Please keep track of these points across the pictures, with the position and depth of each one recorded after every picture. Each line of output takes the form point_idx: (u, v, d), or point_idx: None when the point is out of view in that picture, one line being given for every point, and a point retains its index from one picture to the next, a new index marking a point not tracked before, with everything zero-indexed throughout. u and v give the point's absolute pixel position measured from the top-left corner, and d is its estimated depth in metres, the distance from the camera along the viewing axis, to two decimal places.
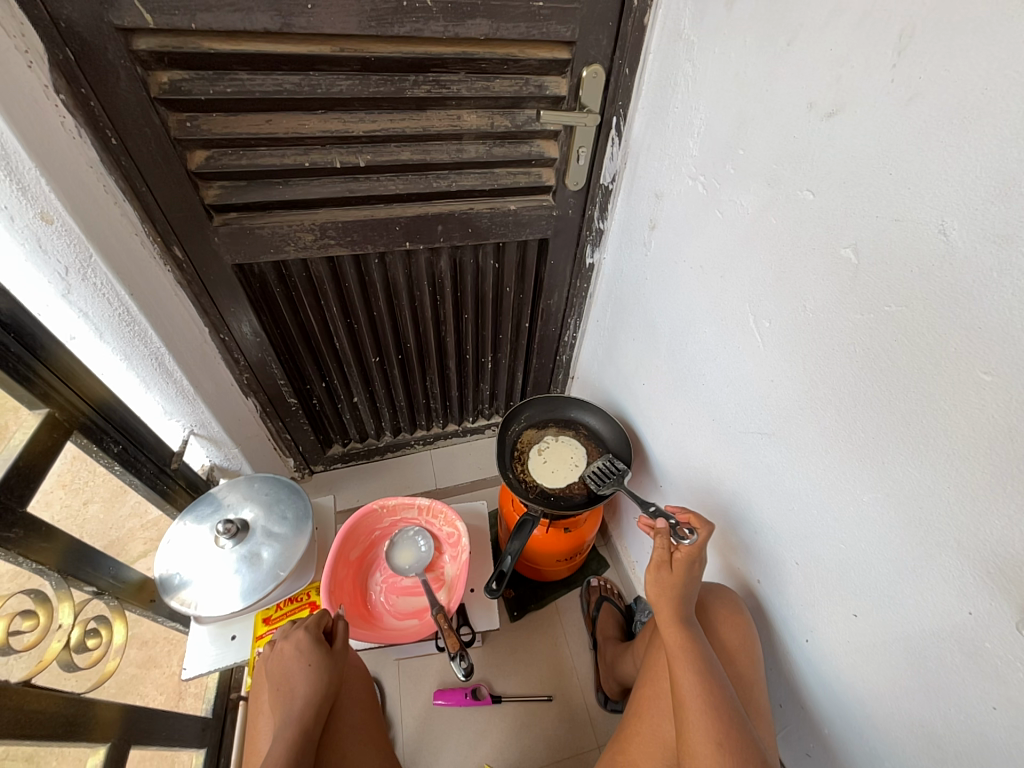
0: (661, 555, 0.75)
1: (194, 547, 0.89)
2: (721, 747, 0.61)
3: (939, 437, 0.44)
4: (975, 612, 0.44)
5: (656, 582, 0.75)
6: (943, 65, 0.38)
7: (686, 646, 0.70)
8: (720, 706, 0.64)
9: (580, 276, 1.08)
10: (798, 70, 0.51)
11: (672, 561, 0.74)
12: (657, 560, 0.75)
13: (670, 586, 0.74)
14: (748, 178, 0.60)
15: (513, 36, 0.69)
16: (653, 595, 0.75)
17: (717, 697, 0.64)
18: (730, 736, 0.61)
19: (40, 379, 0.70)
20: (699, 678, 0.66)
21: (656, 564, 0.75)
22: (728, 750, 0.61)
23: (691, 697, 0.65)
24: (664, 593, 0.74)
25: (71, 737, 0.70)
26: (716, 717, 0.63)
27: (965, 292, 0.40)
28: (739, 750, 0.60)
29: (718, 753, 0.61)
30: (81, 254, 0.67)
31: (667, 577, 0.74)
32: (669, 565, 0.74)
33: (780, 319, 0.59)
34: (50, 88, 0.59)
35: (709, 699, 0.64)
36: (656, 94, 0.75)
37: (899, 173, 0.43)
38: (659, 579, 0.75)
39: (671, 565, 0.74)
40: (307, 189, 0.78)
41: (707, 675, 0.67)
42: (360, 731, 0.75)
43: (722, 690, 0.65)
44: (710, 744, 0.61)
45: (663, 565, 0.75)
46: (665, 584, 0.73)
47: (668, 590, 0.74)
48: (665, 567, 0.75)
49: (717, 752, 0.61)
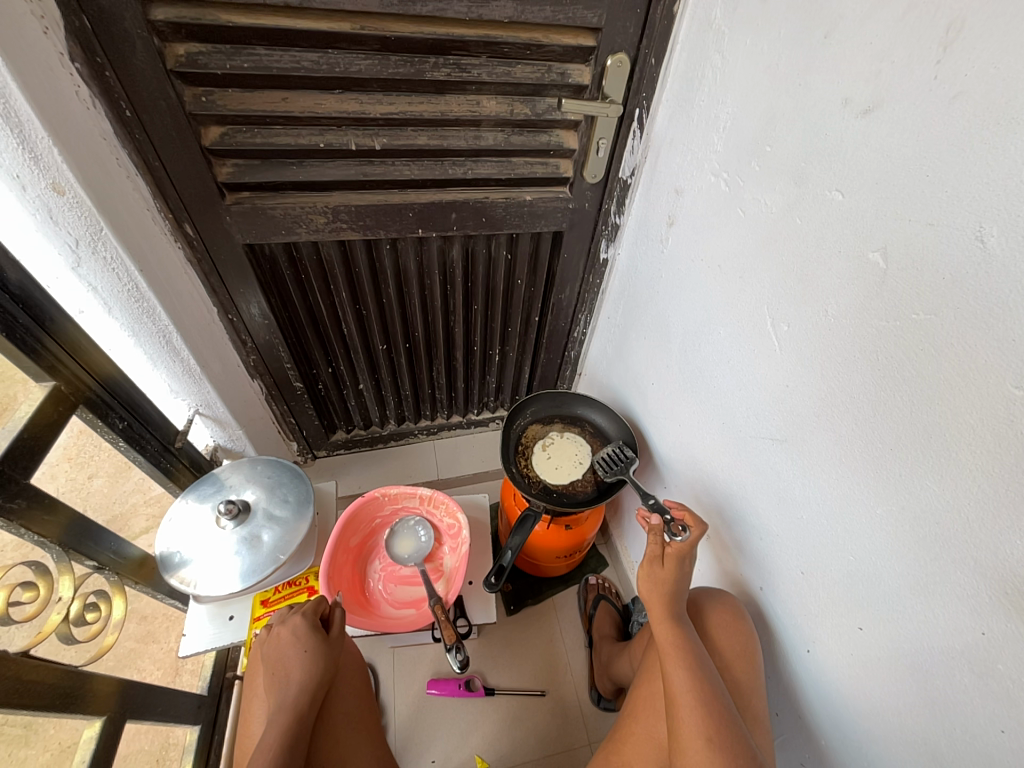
0: (654, 551, 0.76)
1: (195, 526, 0.89)
2: (710, 742, 0.60)
3: (961, 452, 0.43)
4: (988, 633, 0.43)
5: (648, 578, 0.75)
6: (992, 62, 0.36)
7: (678, 643, 0.69)
8: (711, 702, 0.63)
9: (593, 270, 1.07)
10: (834, 65, 0.49)
11: (664, 556, 0.75)
12: (649, 556, 0.76)
13: (662, 582, 0.74)
14: (774, 176, 0.58)
15: (538, 20, 0.67)
16: (647, 591, 0.75)
17: (708, 693, 0.64)
18: (721, 732, 0.61)
19: (48, 352, 0.69)
20: (690, 674, 0.66)
21: (648, 560, 0.76)
22: (718, 745, 0.60)
23: (682, 693, 0.65)
24: (657, 589, 0.74)
25: (67, 709, 0.70)
26: (707, 712, 0.62)
27: (1001, 304, 0.38)
28: (729, 746, 0.60)
29: (707, 748, 0.60)
30: (93, 227, 0.66)
31: (659, 572, 0.74)
32: (661, 560, 0.75)
33: (800, 323, 0.58)
34: (65, 57, 0.58)
35: (700, 694, 0.64)
36: (682, 86, 0.73)
37: (937, 176, 0.41)
38: (651, 575, 0.75)
39: (663, 560, 0.75)
40: (321, 171, 0.77)
41: (698, 671, 0.66)
42: (354, 719, 0.75)
43: (713, 686, 0.65)
44: (700, 738, 0.61)
45: (655, 559, 0.76)
46: (658, 580, 0.74)
47: (660, 586, 0.74)
48: (657, 564, 0.75)
49: (707, 747, 0.60)
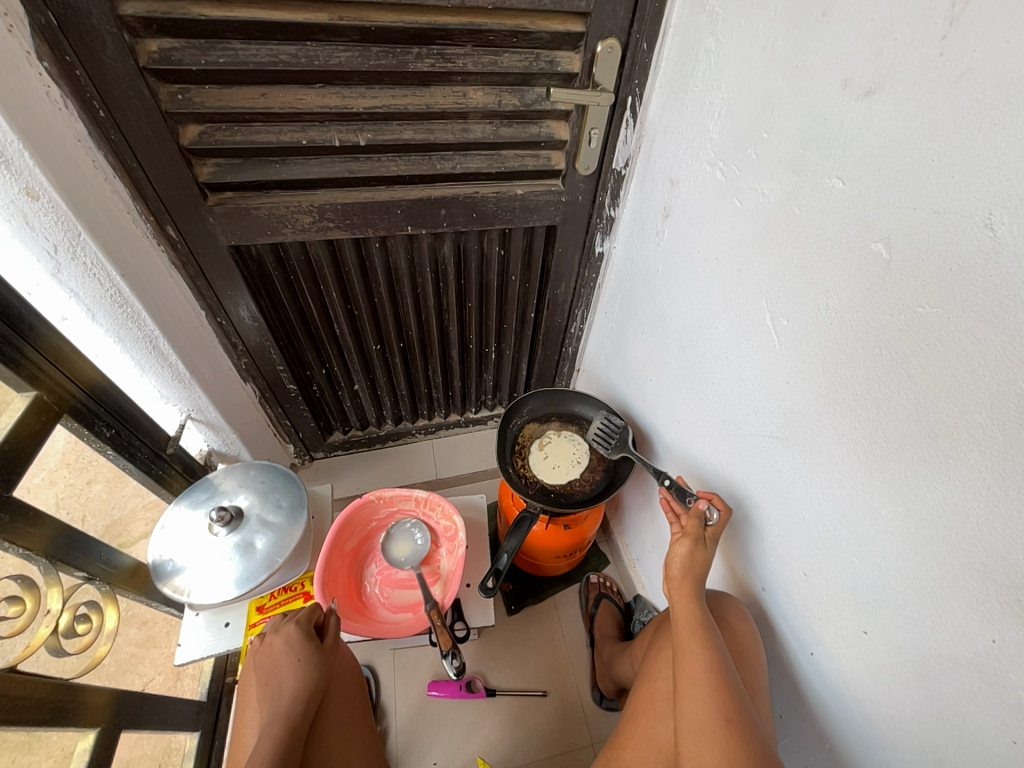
0: (695, 531, 0.72)
1: (188, 534, 0.88)
2: (730, 723, 0.58)
3: (969, 453, 0.41)
4: (1000, 641, 0.41)
5: (682, 556, 0.71)
6: (1002, 36, 0.34)
7: (700, 626, 0.66)
8: (729, 686, 0.61)
9: (588, 265, 1.04)
10: (833, 44, 0.46)
11: (705, 538, 0.72)
12: (691, 534, 0.72)
13: (695, 562, 0.71)
14: (772, 163, 0.56)
15: (523, 6, 0.64)
16: (678, 567, 0.71)
17: (727, 675, 0.62)
18: (740, 714, 0.59)
19: (28, 360, 0.67)
20: (712, 655, 0.64)
21: (688, 539, 0.72)
22: (736, 726, 0.58)
23: (700, 674, 0.62)
24: (691, 568, 0.70)
25: (58, 723, 0.69)
26: (725, 695, 0.60)
27: (1012, 296, 0.36)
28: (747, 729, 0.58)
29: (727, 728, 0.58)
30: (70, 232, 0.64)
31: (699, 552, 0.71)
32: (704, 541, 0.71)
33: (799, 317, 0.56)
34: (32, 54, 0.56)
35: (719, 677, 0.62)
36: (676, 71, 0.71)
37: (944, 160, 0.38)
38: (689, 553, 0.71)
39: (703, 543, 0.72)
40: (305, 169, 0.75)
41: (719, 653, 0.64)
42: (347, 730, 0.74)
43: (732, 672, 0.63)
44: (718, 718, 0.59)
45: (696, 539, 0.72)
46: (690, 559, 0.71)
47: (692, 566, 0.71)
48: (697, 545, 0.71)
49: (726, 727, 0.58)
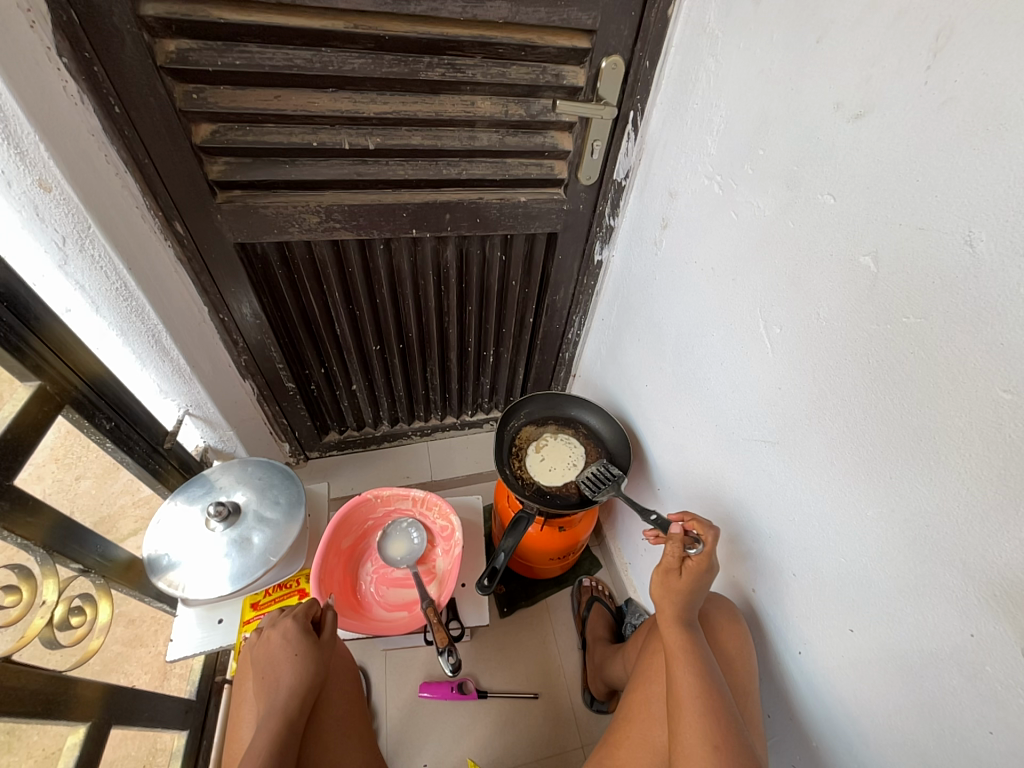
0: (670, 561, 0.72)
1: (184, 528, 0.88)
2: (718, 750, 0.59)
3: (951, 457, 0.43)
4: (977, 635, 0.43)
5: (662, 587, 0.72)
6: (981, 67, 0.36)
7: (688, 651, 0.68)
8: (718, 709, 0.62)
9: (587, 272, 1.07)
10: (826, 68, 0.49)
11: (682, 567, 0.72)
12: (665, 565, 0.73)
13: (675, 592, 0.71)
14: (767, 179, 0.59)
15: (532, 21, 0.67)
16: (658, 599, 0.73)
17: (715, 699, 0.63)
18: (728, 740, 0.60)
19: (32, 350, 0.68)
20: (700, 679, 0.65)
21: (661, 571, 0.73)
22: (725, 753, 0.59)
23: (688, 699, 0.64)
24: (665, 595, 0.72)
25: (49, 715, 0.69)
26: (712, 720, 0.61)
27: (990, 307, 0.38)
28: (736, 754, 0.59)
29: (714, 755, 0.59)
30: (80, 224, 0.65)
31: (676, 582, 0.71)
32: (679, 571, 0.72)
33: (792, 326, 0.58)
34: (52, 50, 0.57)
35: (707, 701, 0.63)
36: (676, 88, 0.73)
37: (927, 180, 0.41)
38: (666, 584, 0.72)
39: (678, 571, 0.72)
40: (315, 169, 0.76)
41: (707, 677, 0.65)
42: (343, 725, 0.74)
43: (722, 695, 0.64)
44: (706, 744, 0.60)
45: (670, 570, 0.72)
46: (671, 589, 0.72)
47: (674, 595, 0.71)
48: (671, 573, 0.72)
49: (713, 753, 0.59)
